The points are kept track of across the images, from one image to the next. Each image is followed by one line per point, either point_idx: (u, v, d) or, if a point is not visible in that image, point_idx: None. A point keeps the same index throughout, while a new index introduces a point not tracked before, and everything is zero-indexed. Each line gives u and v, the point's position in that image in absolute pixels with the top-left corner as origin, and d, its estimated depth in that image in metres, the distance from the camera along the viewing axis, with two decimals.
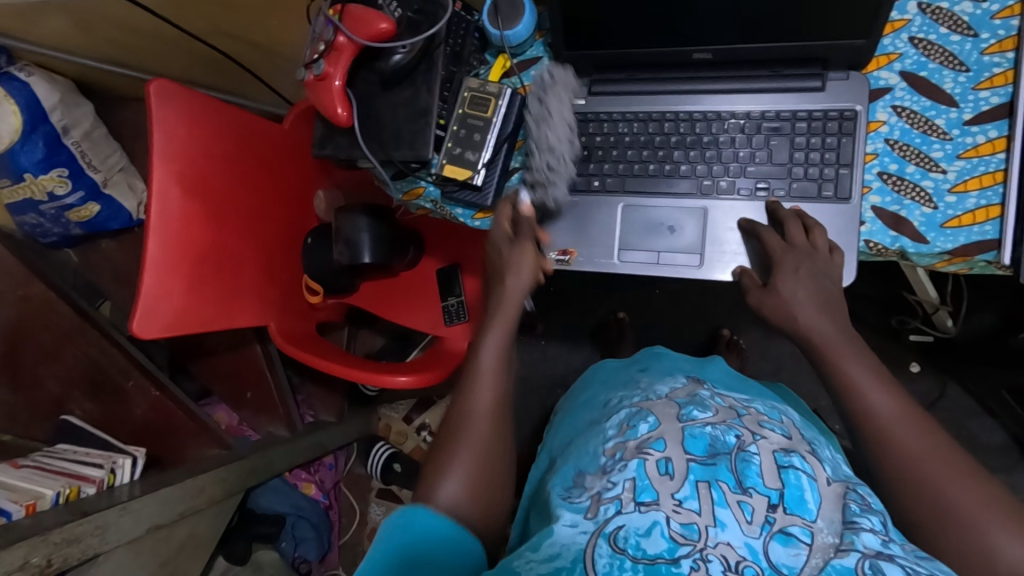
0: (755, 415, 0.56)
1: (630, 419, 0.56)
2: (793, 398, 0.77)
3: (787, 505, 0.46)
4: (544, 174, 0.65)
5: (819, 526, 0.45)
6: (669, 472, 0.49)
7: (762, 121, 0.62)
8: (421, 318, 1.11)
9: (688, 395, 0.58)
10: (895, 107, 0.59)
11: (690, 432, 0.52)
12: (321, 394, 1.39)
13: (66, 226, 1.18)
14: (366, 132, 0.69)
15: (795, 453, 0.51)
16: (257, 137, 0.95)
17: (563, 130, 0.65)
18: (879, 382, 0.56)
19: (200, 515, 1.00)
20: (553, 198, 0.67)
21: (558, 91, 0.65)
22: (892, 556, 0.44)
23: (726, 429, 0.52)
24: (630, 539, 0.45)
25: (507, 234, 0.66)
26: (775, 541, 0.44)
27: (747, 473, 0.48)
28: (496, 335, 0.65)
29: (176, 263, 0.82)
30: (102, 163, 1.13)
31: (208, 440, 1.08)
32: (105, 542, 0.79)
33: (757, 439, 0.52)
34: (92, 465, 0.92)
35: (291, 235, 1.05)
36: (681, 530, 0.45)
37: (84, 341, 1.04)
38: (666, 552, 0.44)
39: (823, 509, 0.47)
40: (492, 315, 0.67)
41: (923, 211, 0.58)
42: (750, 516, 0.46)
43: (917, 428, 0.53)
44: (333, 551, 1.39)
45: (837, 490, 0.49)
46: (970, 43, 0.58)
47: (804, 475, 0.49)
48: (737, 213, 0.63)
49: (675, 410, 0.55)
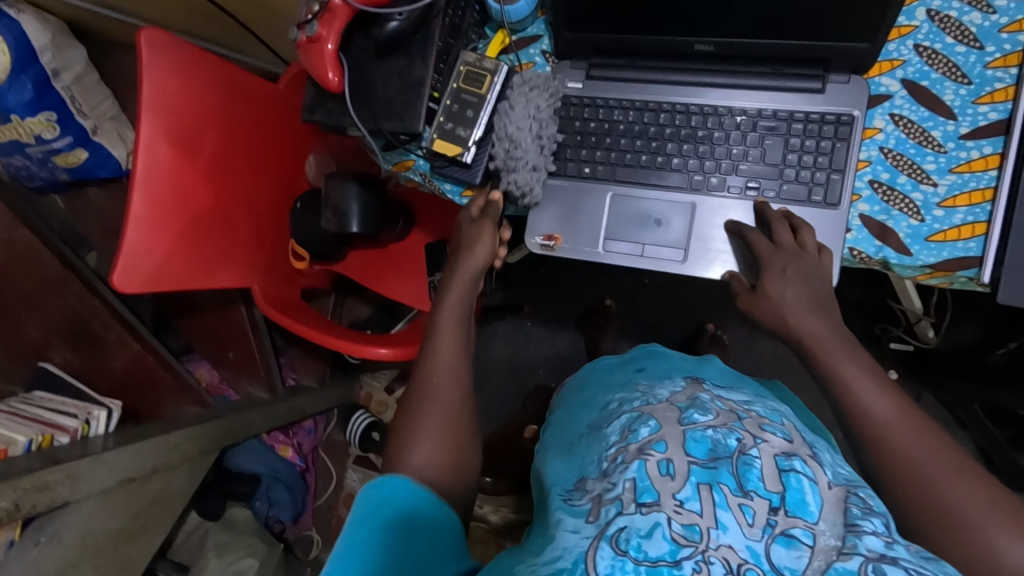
0: (756, 419, 0.55)
1: (631, 424, 0.56)
2: (789, 396, 0.79)
3: (788, 508, 0.46)
4: (503, 161, 0.65)
5: (822, 529, 0.45)
6: (670, 473, 0.48)
7: (758, 119, 0.61)
8: (406, 290, 1.11)
9: (688, 399, 0.57)
10: (893, 115, 0.58)
11: (691, 435, 0.52)
12: (304, 358, 1.40)
13: (52, 171, 1.16)
14: (356, 99, 0.67)
15: (796, 457, 0.50)
16: (251, 96, 0.93)
17: (526, 121, 0.64)
18: (861, 384, 0.56)
19: (174, 471, 1.00)
20: (515, 184, 0.65)
21: (525, 89, 0.65)
22: (896, 559, 0.43)
23: (727, 432, 0.52)
24: (632, 541, 0.45)
25: (473, 215, 0.68)
26: (776, 543, 0.44)
27: (748, 476, 0.48)
28: (449, 308, 0.68)
29: (161, 218, 0.81)
30: (92, 110, 1.11)
31: (187, 398, 1.11)
32: (75, 491, 0.80)
33: (758, 442, 0.51)
34: (66, 414, 0.92)
35: (281, 199, 1.04)
36: (683, 531, 0.45)
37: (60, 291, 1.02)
38: (668, 555, 0.44)
39: (825, 512, 0.46)
40: (446, 287, 0.69)
41: (909, 223, 0.58)
42: (751, 519, 0.45)
43: (905, 428, 0.53)
44: (307, 513, 1.44)
45: (838, 493, 0.48)
46: (975, 56, 0.57)
47: (805, 479, 0.48)
48: (725, 213, 0.63)
49: (676, 414, 0.54)
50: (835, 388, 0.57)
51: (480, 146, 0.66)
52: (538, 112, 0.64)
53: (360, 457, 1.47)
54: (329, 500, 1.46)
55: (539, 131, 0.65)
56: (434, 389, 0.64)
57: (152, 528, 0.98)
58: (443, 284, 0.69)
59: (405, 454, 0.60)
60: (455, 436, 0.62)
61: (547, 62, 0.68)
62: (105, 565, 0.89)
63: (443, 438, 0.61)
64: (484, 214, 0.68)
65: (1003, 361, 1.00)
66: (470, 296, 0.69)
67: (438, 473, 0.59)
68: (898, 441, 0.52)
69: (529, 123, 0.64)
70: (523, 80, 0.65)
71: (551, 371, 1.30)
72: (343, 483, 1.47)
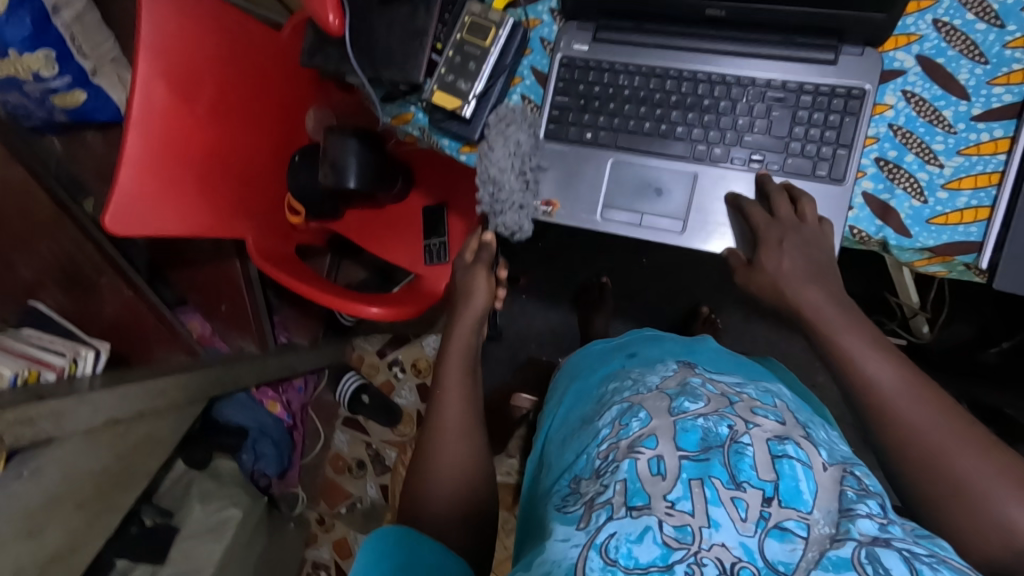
0: (748, 402, 0.55)
1: (622, 417, 0.56)
2: (781, 370, 0.80)
3: (781, 498, 0.46)
4: (489, 204, 0.68)
5: (815, 518, 0.45)
6: (661, 471, 0.48)
7: (766, 90, 0.59)
8: (402, 253, 1.10)
9: (678, 386, 0.57)
10: (906, 92, 0.57)
11: (681, 425, 0.51)
12: (298, 317, 1.38)
13: (49, 111, 1.13)
14: (356, 45, 0.65)
15: (789, 441, 0.50)
16: (250, 42, 0.90)
17: (504, 158, 0.63)
18: (865, 354, 0.55)
19: (161, 417, 1.01)
20: (503, 225, 0.69)
21: (501, 126, 0.64)
22: (889, 541, 0.42)
23: (718, 420, 0.51)
24: (621, 549, 0.44)
25: (467, 262, 0.78)
26: (770, 537, 0.44)
27: (741, 466, 0.48)
28: (454, 365, 0.70)
29: (155, 163, 0.80)
30: (92, 51, 1.07)
31: (177, 346, 1.13)
32: (60, 428, 0.80)
33: (750, 428, 0.51)
34: (54, 352, 0.92)
35: (280, 153, 1.03)
36: (675, 533, 0.45)
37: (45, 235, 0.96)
38: (659, 560, 0.44)
39: (819, 499, 0.46)
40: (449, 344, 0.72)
41: (912, 203, 0.57)
42: (744, 513, 0.45)
43: (910, 398, 0.52)
44: (293, 468, 1.44)
45: (834, 475, 0.48)
46: (994, 34, 0.55)
47: (798, 464, 0.48)
48: (726, 185, 0.61)
49: (666, 404, 0.54)
50: (838, 362, 0.56)
51: (481, 101, 0.65)
52: (518, 147, 0.64)
53: (348, 418, 1.48)
54: (316, 458, 1.49)
55: (521, 165, 0.64)
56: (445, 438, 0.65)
57: (136, 471, 0.99)
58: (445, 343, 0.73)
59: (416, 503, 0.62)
60: (470, 455, 0.64)
61: (555, 21, 0.65)
62: (89, 503, 0.90)
63: (451, 475, 0.63)
64: (476, 261, 0.77)
65: (995, 360, 1.00)
66: (473, 349, 0.73)
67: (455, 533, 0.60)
68: (899, 414, 0.51)
69: (508, 161, 0.64)
70: (500, 116, 0.65)
71: (542, 345, 1.30)
72: (331, 444, 1.49)
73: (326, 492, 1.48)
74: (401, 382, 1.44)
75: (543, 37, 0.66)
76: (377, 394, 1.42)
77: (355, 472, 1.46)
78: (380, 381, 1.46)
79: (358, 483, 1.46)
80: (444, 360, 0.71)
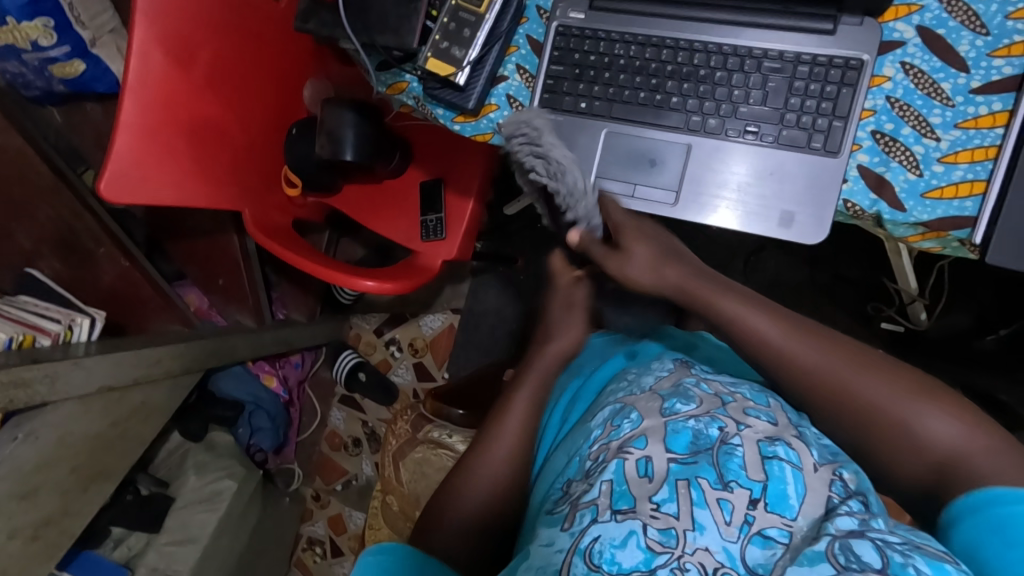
0: (741, 402, 0.53)
1: (614, 418, 0.55)
2: None
3: (768, 502, 0.46)
4: None
5: (799, 525, 0.45)
6: (648, 473, 0.48)
7: (763, 60, 0.59)
8: (398, 228, 1.10)
9: (672, 386, 0.57)
10: (904, 63, 0.56)
11: (672, 427, 0.51)
12: (295, 293, 1.37)
13: (48, 82, 1.09)
14: (351, 10, 0.65)
15: (781, 441, 0.49)
16: (249, 10, 0.89)
17: None
18: (823, 344, 0.53)
19: (156, 386, 1.02)
20: None
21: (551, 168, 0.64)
22: (863, 531, 0.43)
23: (709, 421, 0.51)
24: (605, 553, 0.45)
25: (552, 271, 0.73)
26: (753, 543, 0.44)
27: (729, 466, 0.47)
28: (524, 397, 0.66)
29: (150, 131, 0.80)
30: (91, 20, 1.02)
31: (173, 317, 1.14)
32: (53, 391, 0.81)
33: (741, 429, 0.50)
34: (49, 318, 0.94)
35: (276, 125, 1.02)
36: (659, 537, 0.44)
37: (43, 205, 0.95)
38: (643, 564, 0.44)
39: (805, 504, 0.46)
40: (525, 376, 0.67)
41: (907, 177, 0.56)
42: (729, 518, 0.45)
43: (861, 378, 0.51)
44: (289, 446, 1.46)
45: (824, 477, 0.48)
46: (996, 5, 0.54)
47: (788, 466, 0.47)
48: (722, 157, 0.60)
49: (658, 403, 0.54)
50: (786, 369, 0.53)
51: (475, 69, 0.65)
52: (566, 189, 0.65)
53: (344, 396, 1.50)
54: (312, 434, 1.50)
55: None
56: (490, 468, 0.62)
57: (130, 438, 1.00)
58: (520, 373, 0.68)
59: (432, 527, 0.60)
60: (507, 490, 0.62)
61: None
62: (83, 468, 0.92)
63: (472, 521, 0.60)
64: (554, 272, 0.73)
65: (992, 346, 0.99)
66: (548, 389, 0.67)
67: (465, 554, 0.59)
68: (859, 388, 0.51)
69: None
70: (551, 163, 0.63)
71: None
72: (327, 421, 1.50)
73: (321, 468, 1.49)
74: (398, 361, 1.44)
75: (539, 5, 0.65)
76: (374, 372, 1.44)
77: (350, 449, 1.48)
78: (376, 360, 1.46)
79: (353, 461, 1.48)
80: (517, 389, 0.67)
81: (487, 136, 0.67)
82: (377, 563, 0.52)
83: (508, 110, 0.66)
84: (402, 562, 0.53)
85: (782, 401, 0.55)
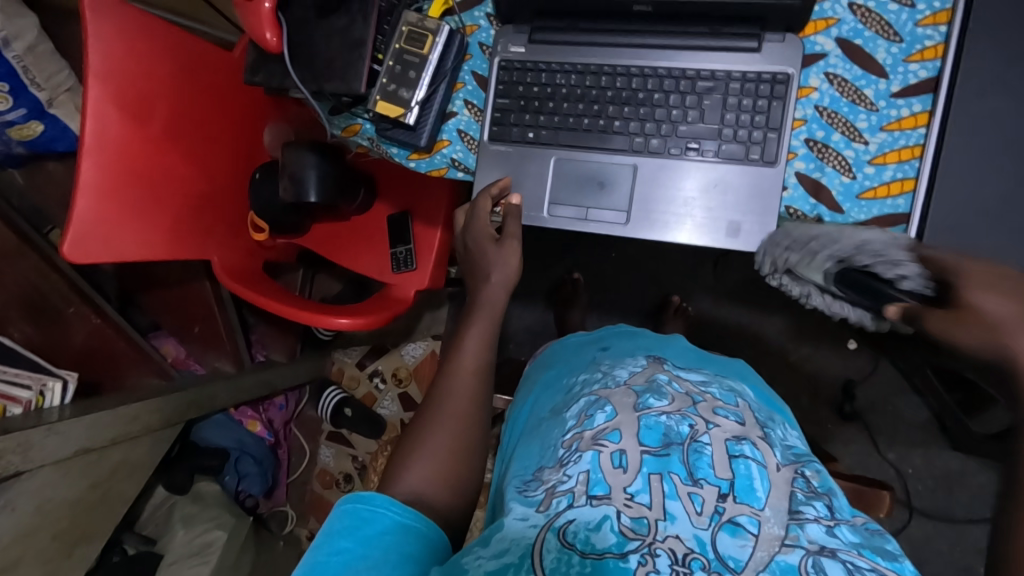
0: (711, 402, 0.56)
1: (588, 409, 0.56)
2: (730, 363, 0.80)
3: (736, 495, 0.47)
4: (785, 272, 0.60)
5: (767, 517, 0.46)
6: (623, 465, 0.49)
7: (696, 80, 0.61)
8: (369, 262, 1.11)
9: (646, 382, 0.58)
10: (828, 74, 0.59)
11: (645, 422, 0.53)
12: (274, 334, 1.39)
13: (6, 145, 1.08)
14: (296, 59, 0.66)
15: (747, 441, 0.52)
16: (201, 60, 0.90)
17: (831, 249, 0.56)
18: None
19: (135, 443, 1.01)
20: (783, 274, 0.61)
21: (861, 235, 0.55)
22: (834, 552, 0.44)
23: (680, 419, 0.53)
24: (580, 534, 0.45)
25: (491, 235, 0.67)
26: (723, 531, 0.45)
27: (699, 464, 0.49)
28: (476, 332, 0.63)
29: (111, 185, 0.80)
30: (47, 82, 1.01)
31: (149, 369, 1.14)
32: (27, 461, 0.79)
33: (709, 428, 0.53)
34: (20, 385, 0.93)
35: (239, 168, 1.03)
36: (631, 525, 0.46)
37: (11, 271, 0.94)
38: (614, 547, 0.44)
39: (771, 498, 0.47)
40: (473, 313, 0.65)
41: (842, 180, 0.59)
42: (699, 508, 0.46)
43: None
44: (280, 488, 1.47)
45: (786, 476, 0.50)
46: (906, 14, 0.57)
47: (754, 464, 0.50)
48: (666, 173, 0.63)
49: (631, 399, 0.55)
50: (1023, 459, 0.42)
51: (423, 108, 0.66)
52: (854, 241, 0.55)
53: (332, 433, 1.49)
54: (302, 474, 1.50)
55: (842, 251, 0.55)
56: (449, 402, 0.58)
57: (112, 496, 0.99)
58: (466, 314, 0.65)
59: (399, 464, 0.55)
60: (471, 424, 0.58)
61: (491, 25, 0.67)
62: (64, 534, 0.91)
63: (444, 455, 0.55)
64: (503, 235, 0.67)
65: None
66: (494, 330, 0.64)
67: (437, 490, 0.54)
68: None
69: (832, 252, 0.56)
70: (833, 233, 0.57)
71: (519, 345, 1.31)
72: (317, 458, 1.50)
73: (314, 508, 1.48)
74: (383, 393, 1.44)
75: (481, 42, 0.68)
76: (359, 407, 1.42)
77: (342, 486, 1.47)
78: (361, 394, 1.46)
79: None
80: (466, 327, 0.64)
81: (442, 171, 0.70)
82: (354, 513, 0.49)
83: (460, 144, 0.69)
84: (377, 520, 0.49)
85: (748, 401, 0.59)
